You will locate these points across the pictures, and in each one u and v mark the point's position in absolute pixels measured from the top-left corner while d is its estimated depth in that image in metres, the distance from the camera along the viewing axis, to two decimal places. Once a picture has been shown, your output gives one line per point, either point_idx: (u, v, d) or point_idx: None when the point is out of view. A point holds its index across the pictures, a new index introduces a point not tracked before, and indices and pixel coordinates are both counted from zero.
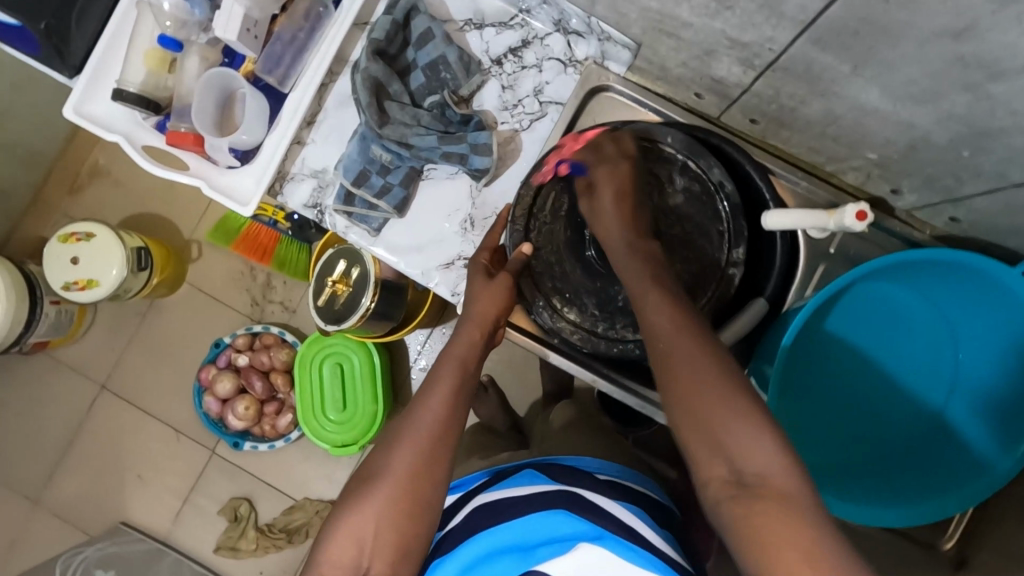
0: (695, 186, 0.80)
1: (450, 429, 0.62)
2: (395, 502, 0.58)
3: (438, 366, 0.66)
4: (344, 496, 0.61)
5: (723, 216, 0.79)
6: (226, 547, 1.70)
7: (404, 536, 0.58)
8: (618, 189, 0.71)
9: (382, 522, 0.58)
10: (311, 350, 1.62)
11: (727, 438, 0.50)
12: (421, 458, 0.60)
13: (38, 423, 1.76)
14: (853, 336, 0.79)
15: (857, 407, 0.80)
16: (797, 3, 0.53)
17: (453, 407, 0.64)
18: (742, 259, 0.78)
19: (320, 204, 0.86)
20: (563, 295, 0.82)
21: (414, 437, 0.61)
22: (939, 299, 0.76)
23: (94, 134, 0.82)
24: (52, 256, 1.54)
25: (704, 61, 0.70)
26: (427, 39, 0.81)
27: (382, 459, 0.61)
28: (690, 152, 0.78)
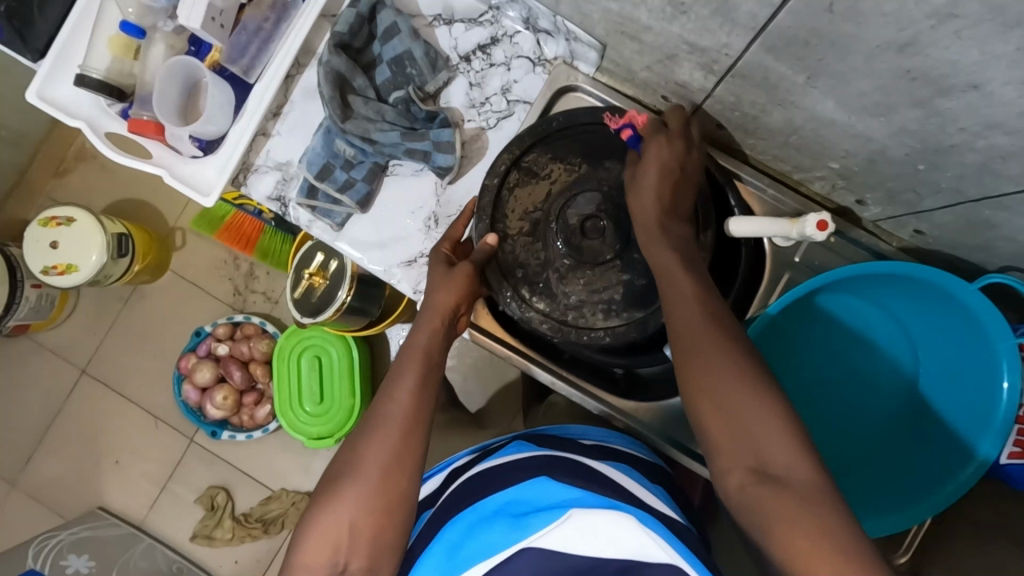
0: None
1: (419, 416, 0.62)
2: (369, 495, 0.58)
3: (402, 357, 0.66)
4: (317, 498, 0.60)
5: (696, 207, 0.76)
6: (202, 535, 1.71)
7: (382, 528, 0.57)
8: (665, 165, 0.68)
9: (357, 521, 0.57)
10: (290, 342, 1.62)
11: (738, 420, 0.51)
12: (392, 448, 0.60)
13: (19, 405, 1.76)
14: (830, 336, 0.79)
15: (834, 409, 0.79)
16: (748, 10, 0.52)
17: (420, 395, 0.64)
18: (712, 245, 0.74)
19: (284, 197, 0.85)
20: (529, 285, 0.76)
21: (386, 428, 0.61)
22: (887, 300, 0.76)
23: (57, 119, 0.81)
24: (32, 240, 1.54)
25: (666, 64, 0.69)
26: (393, 33, 0.79)
27: (354, 454, 0.60)
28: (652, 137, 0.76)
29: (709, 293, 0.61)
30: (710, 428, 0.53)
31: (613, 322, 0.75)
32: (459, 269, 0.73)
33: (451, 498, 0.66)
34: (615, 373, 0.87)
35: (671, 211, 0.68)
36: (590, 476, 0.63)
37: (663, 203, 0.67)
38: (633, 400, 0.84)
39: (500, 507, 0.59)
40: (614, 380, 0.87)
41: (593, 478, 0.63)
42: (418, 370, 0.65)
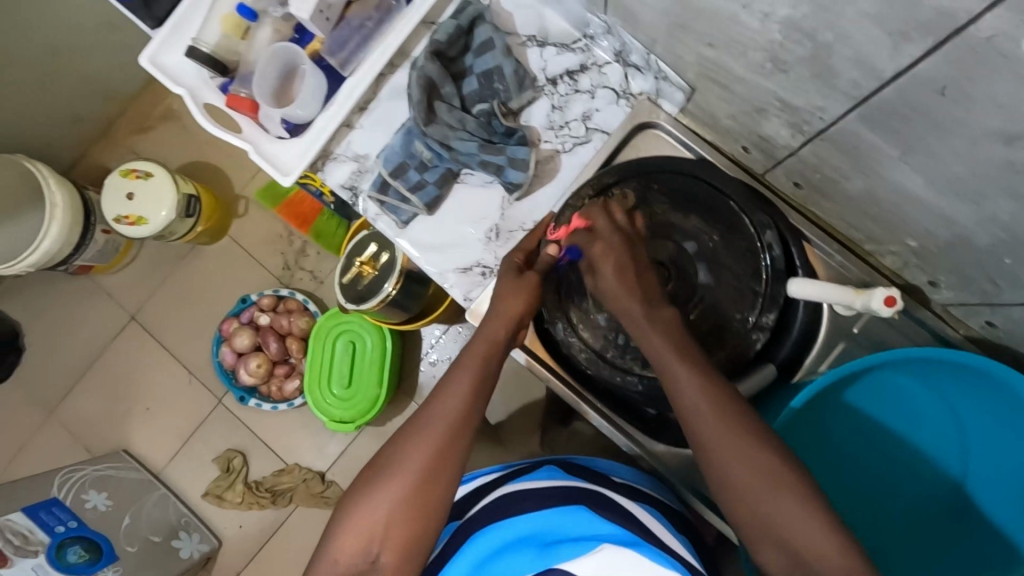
0: (742, 240, 0.77)
1: (467, 422, 0.64)
2: (407, 495, 0.60)
3: (457, 365, 0.68)
4: (360, 485, 0.63)
5: (763, 276, 0.75)
6: (213, 495, 1.76)
7: (417, 527, 0.60)
8: (619, 263, 0.69)
9: (394, 515, 0.60)
10: (329, 322, 1.66)
11: (773, 522, 0.54)
12: (437, 452, 0.62)
13: (68, 341, 1.86)
14: (868, 422, 0.76)
15: (874, 492, 0.76)
16: (851, 78, 0.51)
17: (471, 405, 0.65)
18: (770, 326, 0.74)
19: (356, 187, 0.88)
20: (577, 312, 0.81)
21: (433, 432, 0.63)
22: (949, 391, 0.71)
23: (162, 84, 0.86)
24: (111, 188, 1.63)
25: (753, 117, 0.69)
26: (487, 48, 0.82)
27: (398, 451, 0.63)
28: (745, 206, 0.77)
29: (715, 381, 0.60)
30: (746, 528, 0.56)
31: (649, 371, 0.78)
32: (513, 284, 0.74)
33: (483, 510, 0.67)
34: (648, 414, 0.84)
35: (651, 296, 0.68)
36: (619, 512, 0.64)
37: (635, 295, 0.67)
38: (663, 444, 0.82)
39: (531, 535, 0.60)
40: (643, 418, 0.84)
41: (623, 515, 0.64)
42: (472, 378, 0.66)
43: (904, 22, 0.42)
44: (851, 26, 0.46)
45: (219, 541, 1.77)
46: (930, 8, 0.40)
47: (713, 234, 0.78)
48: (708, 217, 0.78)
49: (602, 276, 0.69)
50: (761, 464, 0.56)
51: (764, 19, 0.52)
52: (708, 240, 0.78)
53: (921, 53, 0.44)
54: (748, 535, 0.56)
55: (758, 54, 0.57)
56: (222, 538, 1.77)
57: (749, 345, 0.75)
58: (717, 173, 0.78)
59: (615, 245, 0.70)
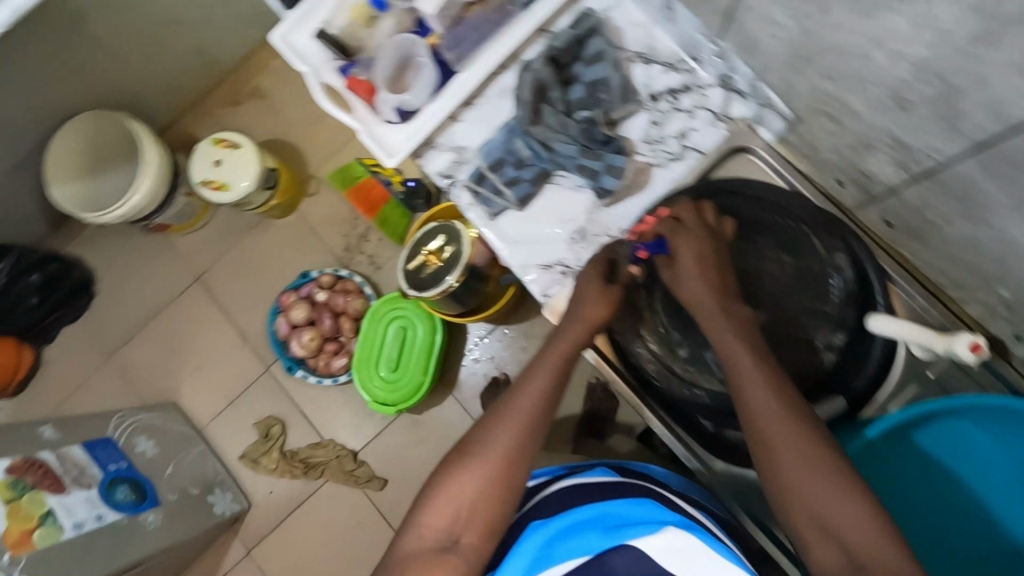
0: (812, 261, 0.79)
1: (546, 412, 0.69)
2: (492, 480, 0.65)
3: (539, 360, 0.73)
4: (444, 467, 0.67)
5: (832, 298, 0.78)
6: (249, 458, 1.83)
7: (499, 508, 0.64)
8: (700, 252, 0.73)
9: (480, 498, 0.64)
10: (384, 306, 1.71)
11: (830, 521, 0.57)
12: (520, 438, 0.67)
13: (134, 292, 1.95)
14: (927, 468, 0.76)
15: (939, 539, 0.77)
16: (977, 122, 0.53)
17: (549, 398, 0.70)
18: (839, 346, 0.77)
19: (453, 176, 0.93)
20: (646, 324, 0.84)
21: (516, 422, 0.68)
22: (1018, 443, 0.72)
23: (289, 60, 0.93)
24: (202, 153, 1.72)
25: (859, 152, 0.71)
26: (599, 59, 0.86)
27: (484, 436, 0.68)
28: (817, 229, 0.79)
29: (787, 390, 0.63)
30: (799, 522, 0.59)
31: (714, 385, 0.81)
32: (599, 284, 0.77)
33: (545, 500, 0.69)
34: (706, 428, 0.85)
35: (728, 298, 0.71)
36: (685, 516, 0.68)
37: (710, 281, 0.71)
38: (722, 460, 0.84)
39: (597, 517, 0.62)
40: (706, 434, 0.85)
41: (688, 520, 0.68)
42: (551, 374, 0.71)
43: None
44: (990, 72, 0.48)
45: (249, 503, 1.83)
46: None
47: (784, 257, 0.80)
48: (779, 237, 0.80)
49: (681, 272, 0.73)
50: (819, 468, 0.58)
51: (895, 57, 0.55)
52: (778, 263, 0.80)
53: None
54: (802, 534, 0.59)
55: (880, 90, 0.60)
56: (252, 502, 1.83)
57: (819, 364, 0.78)
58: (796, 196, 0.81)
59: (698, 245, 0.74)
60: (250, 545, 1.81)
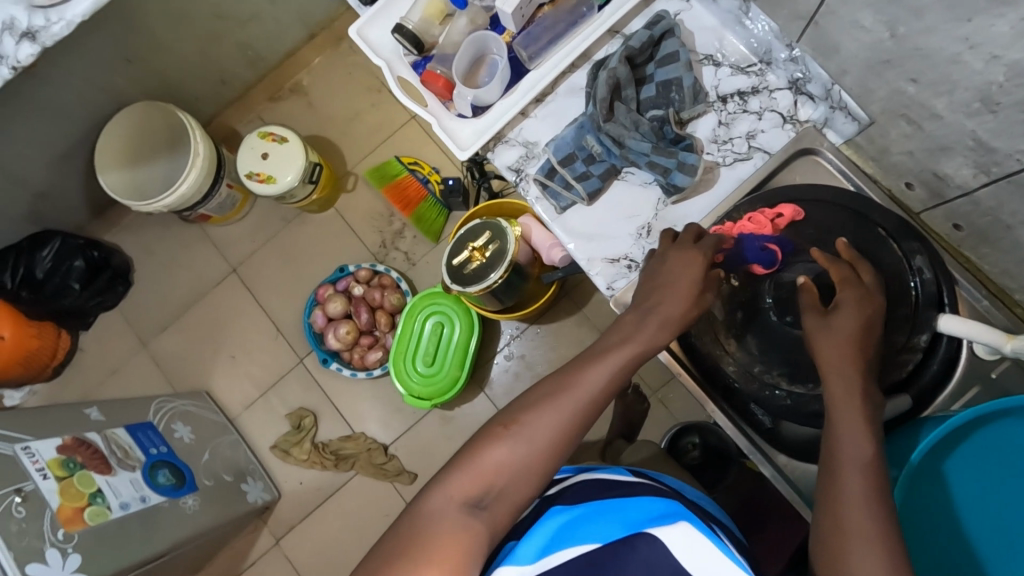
0: (891, 264, 0.80)
1: (596, 410, 0.71)
2: (534, 456, 0.67)
3: (607, 356, 0.73)
4: (487, 433, 0.69)
5: (912, 301, 0.79)
6: (280, 448, 1.85)
7: (530, 486, 0.67)
8: (866, 322, 0.70)
9: (517, 470, 0.67)
10: (422, 302, 1.71)
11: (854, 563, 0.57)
12: (568, 425, 0.69)
13: (171, 281, 1.98)
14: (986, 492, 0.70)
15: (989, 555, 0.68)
16: None
17: (606, 393, 0.72)
18: (923, 346, 0.78)
19: (522, 170, 0.95)
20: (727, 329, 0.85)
21: (568, 411, 0.70)
22: None
23: (365, 54, 0.96)
24: (248, 146, 1.75)
25: (934, 155, 0.73)
26: (672, 60, 0.88)
27: (529, 415, 0.69)
28: (894, 232, 0.80)
29: (877, 435, 0.64)
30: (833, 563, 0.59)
31: (796, 386, 0.81)
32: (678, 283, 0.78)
33: (569, 488, 0.72)
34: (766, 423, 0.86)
35: (871, 371, 0.68)
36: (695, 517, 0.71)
37: (857, 349, 0.69)
38: (785, 454, 0.85)
39: (609, 510, 0.63)
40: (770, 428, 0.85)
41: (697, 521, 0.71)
42: (615, 373, 0.72)
43: None
44: None
45: (279, 494, 1.85)
46: None
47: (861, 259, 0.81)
48: (859, 239, 0.82)
49: (835, 327, 0.70)
50: (880, 510, 0.58)
51: (988, 61, 0.57)
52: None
53: None
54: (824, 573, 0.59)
55: (968, 93, 0.62)
56: (282, 492, 1.85)
57: (901, 367, 0.79)
58: (873, 201, 0.82)
59: (857, 303, 0.71)
60: (279, 535, 1.83)
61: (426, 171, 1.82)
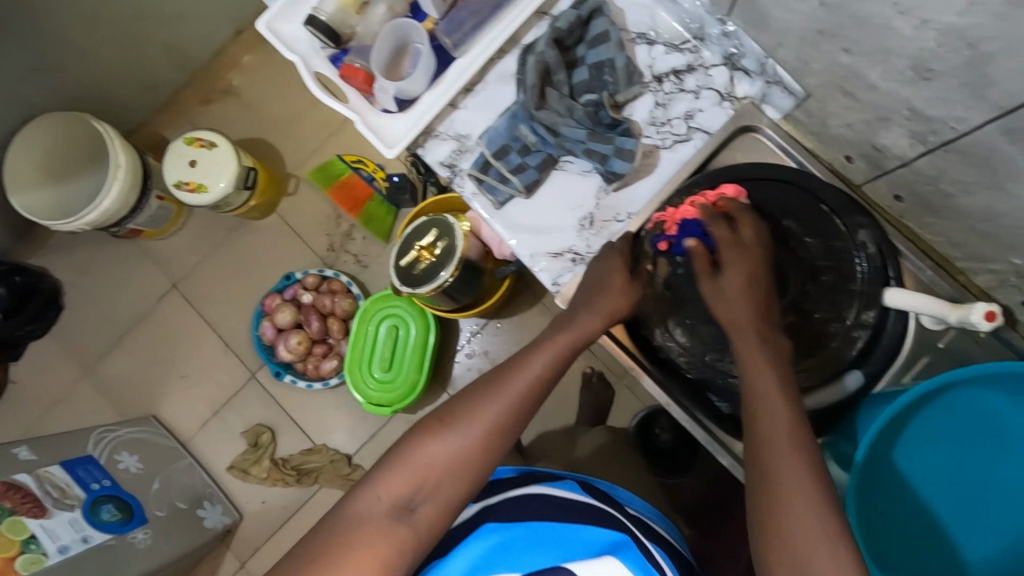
0: (836, 240, 0.79)
1: (538, 397, 0.68)
2: (465, 453, 0.63)
3: (540, 349, 0.71)
4: (418, 430, 0.65)
5: (858, 277, 0.78)
6: (238, 468, 1.77)
7: (467, 481, 0.63)
8: (749, 274, 0.69)
9: (446, 470, 0.62)
10: (373, 306, 1.65)
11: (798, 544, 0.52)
12: (500, 419, 0.66)
13: (109, 302, 1.86)
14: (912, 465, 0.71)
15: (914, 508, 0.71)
16: (1006, 88, 0.52)
17: (540, 386, 0.69)
18: (870, 322, 0.78)
19: (455, 165, 0.90)
20: (675, 316, 0.81)
21: (504, 404, 0.66)
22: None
23: (277, 50, 0.88)
24: (174, 153, 1.64)
25: (873, 126, 0.70)
26: (602, 40, 0.84)
27: (460, 412, 0.65)
28: (838, 208, 0.79)
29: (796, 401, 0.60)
30: (769, 550, 0.53)
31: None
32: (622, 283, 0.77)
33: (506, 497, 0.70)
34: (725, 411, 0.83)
35: (770, 326, 0.67)
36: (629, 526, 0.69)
37: (753, 307, 0.67)
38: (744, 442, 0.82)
39: (542, 530, 0.65)
40: (728, 418, 0.83)
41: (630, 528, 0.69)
42: (553, 363, 0.70)
43: None
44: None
45: (240, 515, 1.77)
46: None
47: (808, 237, 0.80)
48: (802, 217, 0.80)
49: (724, 286, 0.70)
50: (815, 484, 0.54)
51: (919, 26, 0.54)
52: (804, 248, 0.80)
53: None
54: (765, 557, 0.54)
55: (901, 61, 0.59)
56: (244, 513, 1.77)
57: (849, 344, 0.78)
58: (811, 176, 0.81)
59: (744, 259, 0.70)
60: (244, 557, 1.75)
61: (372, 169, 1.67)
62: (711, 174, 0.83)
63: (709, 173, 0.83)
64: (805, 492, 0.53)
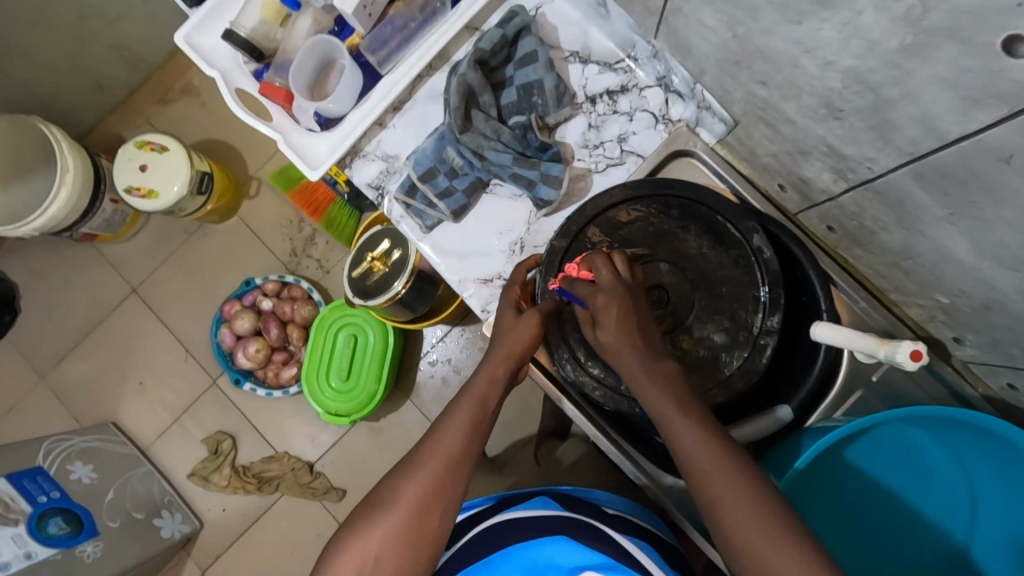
0: (732, 250, 0.75)
1: (463, 462, 0.63)
2: (400, 530, 0.60)
3: (458, 399, 0.67)
4: (355, 514, 0.63)
5: (761, 284, 0.73)
6: (198, 476, 1.56)
7: (403, 564, 0.60)
8: (626, 314, 0.64)
9: (385, 549, 0.60)
10: (332, 314, 1.48)
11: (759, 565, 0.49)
12: (430, 487, 0.62)
13: (64, 305, 1.67)
14: (885, 529, 0.73)
15: (868, 531, 0.73)
16: (910, 135, 0.51)
17: (469, 441, 0.64)
18: (776, 329, 0.71)
19: (383, 187, 0.88)
20: (587, 347, 0.77)
21: (431, 468, 0.62)
22: (958, 446, 0.69)
23: (195, 64, 0.84)
24: (123, 159, 1.47)
25: (796, 158, 0.68)
26: (530, 60, 0.81)
27: (390, 486, 0.63)
28: (733, 218, 0.75)
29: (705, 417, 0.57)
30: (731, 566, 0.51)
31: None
32: (528, 315, 0.73)
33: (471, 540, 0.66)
34: (655, 440, 0.83)
35: (654, 347, 0.63)
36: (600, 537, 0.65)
37: (638, 348, 0.62)
38: (671, 475, 0.81)
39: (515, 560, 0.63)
40: (651, 445, 0.83)
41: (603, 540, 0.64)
42: (472, 415, 0.65)
43: (979, 89, 0.41)
44: (920, 85, 0.45)
45: (201, 523, 1.57)
46: (1008, 80, 0.39)
47: (708, 252, 0.75)
48: (703, 232, 0.76)
49: (603, 333, 0.65)
50: (757, 512, 0.51)
51: (824, 66, 0.52)
52: (704, 260, 0.75)
53: (989, 121, 0.43)
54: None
55: (812, 98, 0.57)
56: (205, 521, 1.57)
57: (758, 356, 0.71)
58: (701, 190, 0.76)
59: (619, 296, 0.65)
60: (205, 566, 1.55)
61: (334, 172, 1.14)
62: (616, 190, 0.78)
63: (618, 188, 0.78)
64: (744, 504, 0.51)
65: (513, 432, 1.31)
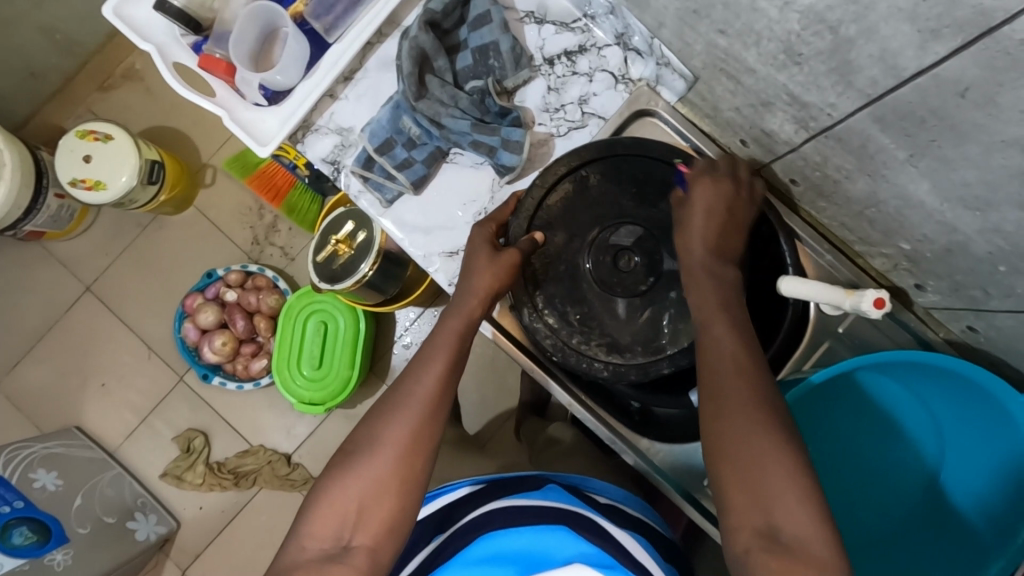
0: None
1: (441, 405, 0.63)
2: (384, 476, 0.59)
3: (433, 339, 0.66)
4: (330, 470, 0.61)
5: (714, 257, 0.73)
6: (171, 476, 1.51)
7: (387, 511, 0.58)
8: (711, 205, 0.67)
9: (367, 497, 0.58)
10: (300, 302, 1.43)
11: (762, 489, 0.51)
12: (412, 428, 0.61)
13: (14, 308, 1.59)
14: (859, 468, 0.77)
15: (843, 471, 0.77)
16: (870, 76, 0.50)
17: (446, 383, 0.64)
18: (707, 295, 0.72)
19: (339, 162, 0.85)
20: (543, 294, 0.75)
21: (409, 410, 0.62)
22: (932, 401, 0.72)
23: (128, 38, 0.79)
24: (66, 149, 1.38)
25: (759, 110, 0.68)
26: (484, 21, 0.78)
27: (367, 436, 0.61)
28: None
29: (744, 333, 0.60)
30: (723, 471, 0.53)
31: (614, 357, 0.72)
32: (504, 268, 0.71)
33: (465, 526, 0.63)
34: (631, 406, 0.82)
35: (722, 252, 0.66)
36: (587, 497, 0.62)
37: (710, 244, 0.66)
38: (648, 438, 0.82)
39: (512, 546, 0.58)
40: (628, 413, 0.82)
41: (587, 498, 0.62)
42: (447, 357, 0.65)
43: (937, 19, 0.41)
44: (878, 20, 0.45)
45: (178, 523, 1.52)
46: (966, 6, 0.39)
47: None
48: None
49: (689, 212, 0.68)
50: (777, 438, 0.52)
51: (783, 7, 0.51)
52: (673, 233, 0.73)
53: (949, 52, 0.42)
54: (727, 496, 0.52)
55: (773, 44, 0.56)
56: (181, 520, 1.52)
57: None
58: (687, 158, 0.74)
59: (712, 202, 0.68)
60: (185, 565, 1.51)
61: (292, 156, 1.07)
62: (583, 150, 0.76)
63: (592, 147, 0.76)
64: (764, 435, 0.52)
65: (491, 410, 1.30)
